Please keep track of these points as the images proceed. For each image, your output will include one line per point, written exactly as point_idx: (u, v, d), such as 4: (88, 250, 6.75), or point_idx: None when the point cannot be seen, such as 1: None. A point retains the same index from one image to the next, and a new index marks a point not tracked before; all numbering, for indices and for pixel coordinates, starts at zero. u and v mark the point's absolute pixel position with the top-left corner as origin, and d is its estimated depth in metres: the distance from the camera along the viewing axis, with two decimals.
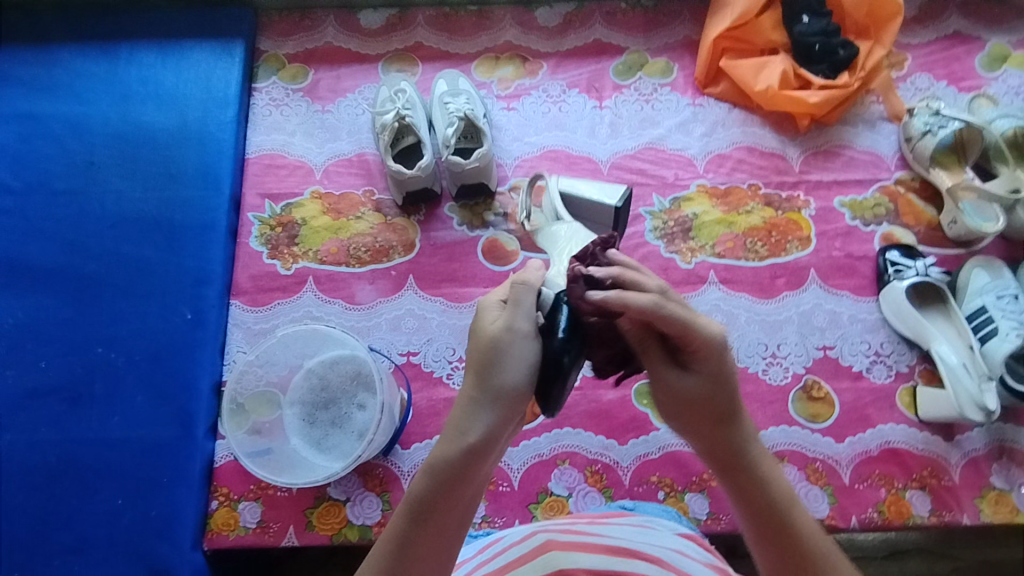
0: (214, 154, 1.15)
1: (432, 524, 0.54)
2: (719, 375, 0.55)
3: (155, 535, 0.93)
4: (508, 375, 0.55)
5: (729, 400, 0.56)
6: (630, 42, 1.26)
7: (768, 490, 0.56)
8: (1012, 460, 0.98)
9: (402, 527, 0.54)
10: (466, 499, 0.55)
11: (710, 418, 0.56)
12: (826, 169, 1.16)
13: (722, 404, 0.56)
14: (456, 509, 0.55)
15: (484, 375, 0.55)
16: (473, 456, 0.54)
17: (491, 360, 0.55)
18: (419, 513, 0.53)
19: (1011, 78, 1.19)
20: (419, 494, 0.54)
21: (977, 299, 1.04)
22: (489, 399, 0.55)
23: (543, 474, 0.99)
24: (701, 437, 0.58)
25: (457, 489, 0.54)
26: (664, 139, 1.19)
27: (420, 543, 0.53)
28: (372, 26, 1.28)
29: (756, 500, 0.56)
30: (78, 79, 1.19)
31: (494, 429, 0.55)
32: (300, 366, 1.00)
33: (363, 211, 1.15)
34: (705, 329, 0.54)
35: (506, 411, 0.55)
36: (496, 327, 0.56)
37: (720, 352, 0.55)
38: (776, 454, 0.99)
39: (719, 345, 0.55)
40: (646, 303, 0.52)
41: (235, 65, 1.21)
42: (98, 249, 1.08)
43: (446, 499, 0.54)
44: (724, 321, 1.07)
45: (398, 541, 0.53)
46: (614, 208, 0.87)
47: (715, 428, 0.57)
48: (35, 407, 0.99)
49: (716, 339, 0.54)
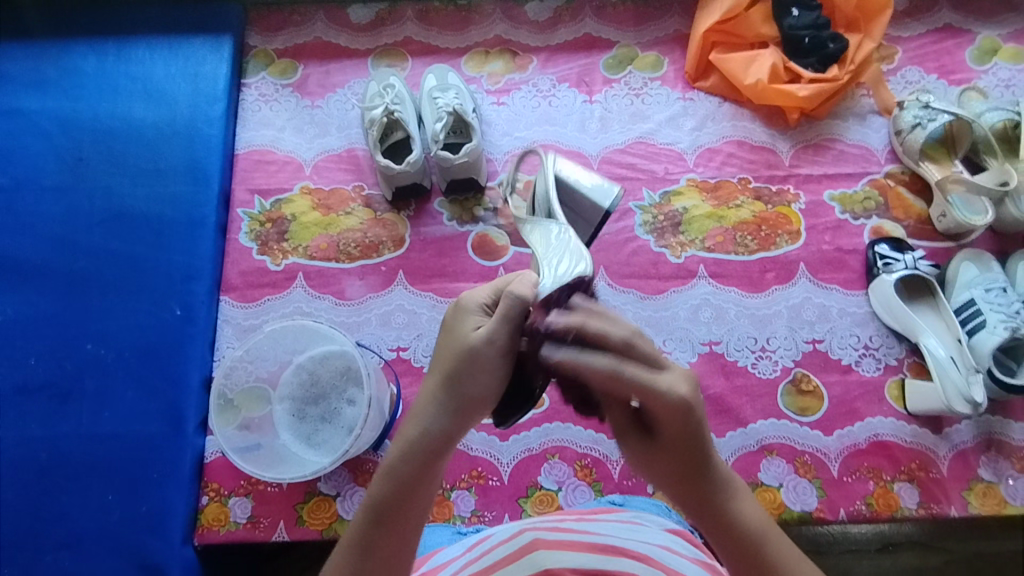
0: (203, 150, 1.15)
1: (396, 525, 0.55)
2: (685, 430, 0.54)
3: (146, 531, 0.93)
4: (480, 383, 0.57)
5: (697, 447, 0.55)
6: (621, 36, 1.26)
7: (744, 536, 0.54)
8: (1000, 452, 0.98)
9: (365, 526, 0.55)
10: (425, 502, 0.57)
11: (687, 476, 0.56)
12: (816, 163, 1.16)
13: (693, 458, 0.55)
14: (417, 511, 0.56)
15: (456, 381, 0.57)
16: (438, 457, 0.56)
17: (466, 369, 0.57)
18: (378, 516, 0.55)
19: (1001, 71, 1.19)
20: (379, 498, 0.55)
21: (965, 292, 1.04)
22: (454, 403, 0.57)
23: (533, 468, 1.00)
24: (675, 486, 0.57)
25: (417, 490, 0.55)
26: (654, 133, 1.19)
27: (382, 544, 0.54)
28: (361, 21, 1.28)
29: (735, 550, 0.54)
30: (65, 75, 1.19)
31: (457, 432, 0.57)
32: (290, 362, 1.00)
33: (352, 206, 1.15)
34: (669, 395, 0.52)
35: (468, 415, 0.57)
36: (477, 337, 0.57)
37: (688, 414, 0.53)
38: (765, 447, 0.99)
39: (687, 407, 0.52)
40: (601, 368, 0.54)
41: (224, 61, 1.21)
42: (87, 245, 1.08)
43: (405, 499, 0.55)
44: (714, 315, 1.07)
45: (362, 542, 0.54)
46: (603, 211, 0.87)
47: (695, 484, 0.55)
48: (25, 404, 0.99)
49: (680, 404, 0.52)
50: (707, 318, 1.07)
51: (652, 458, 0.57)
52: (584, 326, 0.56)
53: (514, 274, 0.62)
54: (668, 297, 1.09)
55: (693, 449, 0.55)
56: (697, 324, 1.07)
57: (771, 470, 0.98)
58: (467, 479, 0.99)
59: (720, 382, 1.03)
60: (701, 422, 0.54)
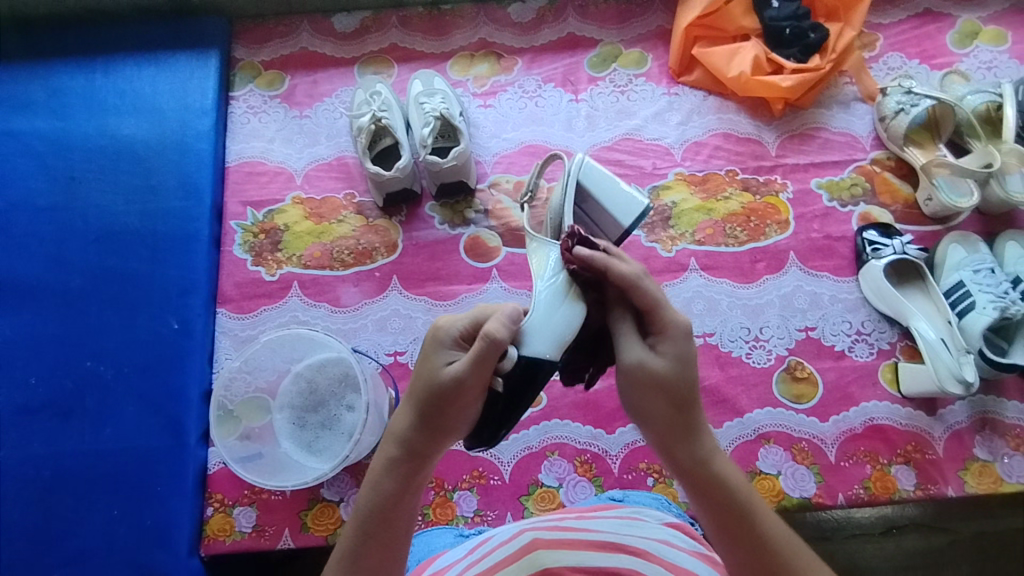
0: (194, 165, 1.16)
1: (382, 540, 0.59)
2: (684, 359, 0.60)
3: (152, 543, 0.94)
4: (453, 418, 0.59)
5: (690, 390, 0.60)
6: (604, 34, 1.27)
7: (720, 479, 0.60)
8: (995, 431, 1.00)
9: (352, 543, 0.59)
10: (407, 512, 0.61)
11: (673, 407, 0.60)
12: (802, 152, 1.17)
13: (683, 393, 0.60)
14: (402, 520, 0.61)
15: (429, 417, 0.59)
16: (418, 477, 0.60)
17: (439, 406, 0.59)
18: (368, 530, 0.59)
19: (982, 53, 1.20)
20: (366, 513, 0.60)
21: (955, 274, 1.05)
22: (429, 431, 0.59)
23: (533, 466, 1.01)
24: (661, 422, 0.61)
25: (399, 509, 0.60)
26: (641, 129, 1.20)
27: (370, 558, 0.59)
28: (346, 29, 1.29)
29: (709, 491, 0.59)
30: (54, 96, 1.20)
31: (431, 457, 0.61)
32: (289, 370, 1.01)
33: (344, 214, 1.15)
34: (675, 319, 0.60)
35: (443, 438, 0.60)
36: (447, 377, 0.58)
37: (688, 343, 0.60)
38: (762, 435, 1.00)
39: (687, 336, 0.60)
40: (627, 275, 0.60)
41: (211, 74, 1.22)
42: (83, 264, 1.09)
43: (390, 512, 0.60)
44: (707, 307, 1.08)
45: (349, 558, 0.59)
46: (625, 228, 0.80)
47: (678, 420, 0.60)
48: (27, 423, 1.01)
49: (682, 328, 0.60)
50: (700, 311, 1.08)
51: (642, 386, 0.60)
52: (613, 247, 0.64)
53: (493, 308, 0.61)
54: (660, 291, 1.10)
55: (687, 388, 0.60)
56: (690, 317, 1.08)
57: (768, 457, 0.99)
58: (469, 479, 1.00)
59: (715, 372, 1.04)
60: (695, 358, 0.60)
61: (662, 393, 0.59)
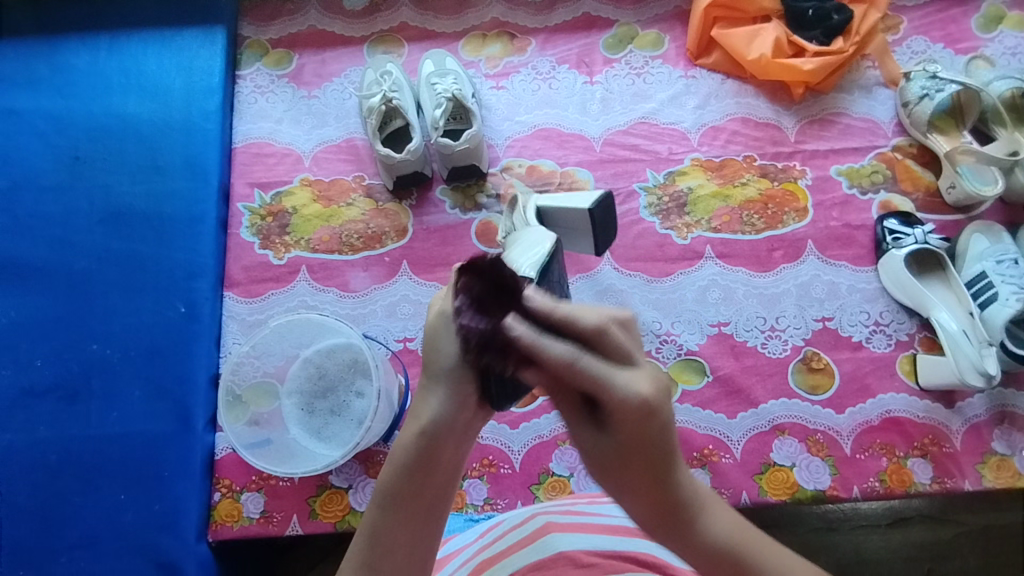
0: (200, 145, 1.13)
1: (404, 513, 0.55)
2: (642, 432, 0.52)
3: (160, 529, 0.93)
4: (444, 356, 0.55)
5: (657, 459, 0.53)
6: (620, 14, 1.23)
7: (719, 553, 0.53)
8: (1013, 425, 0.98)
9: (373, 517, 0.55)
10: (436, 487, 0.56)
11: (645, 487, 0.54)
12: (822, 138, 1.14)
13: (648, 462, 0.53)
14: (427, 492, 0.55)
15: (428, 360, 0.56)
16: (431, 441, 0.55)
17: (430, 345, 0.56)
18: (388, 501, 0.55)
19: (1007, 38, 1.17)
20: (387, 487, 0.55)
21: (977, 265, 1.03)
22: (434, 381, 0.55)
23: (544, 455, 0.99)
24: (633, 487, 0.54)
25: (418, 478, 0.55)
26: (657, 112, 1.17)
27: (392, 535, 0.54)
28: (355, 7, 1.26)
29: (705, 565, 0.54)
30: (58, 73, 1.17)
31: (444, 413, 0.55)
32: (298, 356, 0.99)
33: (354, 197, 1.13)
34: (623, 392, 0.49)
35: (450, 391, 0.55)
36: (433, 310, 0.57)
37: (648, 414, 0.50)
38: (776, 426, 0.99)
39: (646, 407, 0.50)
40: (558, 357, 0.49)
41: (218, 53, 1.19)
42: (88, 246, 1.07)
43: (410, 484, 0.55)
44: (722, 295, 1.06)
45: (371, 530, 0.55)
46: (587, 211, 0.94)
47: (652, 480, 0.53)
48: (32, 406, 0.99)
49: (638, 404, 0.50)
50: (715, 299, 1.06)
51: (606, 465, 0.55)
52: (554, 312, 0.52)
53: None
54: (676, 279, 1.07)
55: (649, 454, 0.53)
56: (705, 306, 1.06)
57: (783, 449, 0.98)
58: (479, 467, 0.99)
59: (730, 362, 1.03)
60: (660, 428, 0.51)
61: (622, 466, 0.54)
